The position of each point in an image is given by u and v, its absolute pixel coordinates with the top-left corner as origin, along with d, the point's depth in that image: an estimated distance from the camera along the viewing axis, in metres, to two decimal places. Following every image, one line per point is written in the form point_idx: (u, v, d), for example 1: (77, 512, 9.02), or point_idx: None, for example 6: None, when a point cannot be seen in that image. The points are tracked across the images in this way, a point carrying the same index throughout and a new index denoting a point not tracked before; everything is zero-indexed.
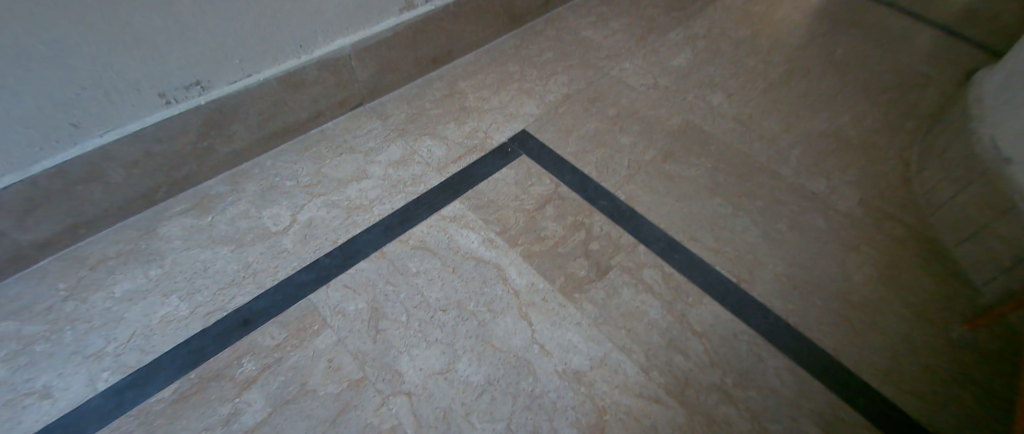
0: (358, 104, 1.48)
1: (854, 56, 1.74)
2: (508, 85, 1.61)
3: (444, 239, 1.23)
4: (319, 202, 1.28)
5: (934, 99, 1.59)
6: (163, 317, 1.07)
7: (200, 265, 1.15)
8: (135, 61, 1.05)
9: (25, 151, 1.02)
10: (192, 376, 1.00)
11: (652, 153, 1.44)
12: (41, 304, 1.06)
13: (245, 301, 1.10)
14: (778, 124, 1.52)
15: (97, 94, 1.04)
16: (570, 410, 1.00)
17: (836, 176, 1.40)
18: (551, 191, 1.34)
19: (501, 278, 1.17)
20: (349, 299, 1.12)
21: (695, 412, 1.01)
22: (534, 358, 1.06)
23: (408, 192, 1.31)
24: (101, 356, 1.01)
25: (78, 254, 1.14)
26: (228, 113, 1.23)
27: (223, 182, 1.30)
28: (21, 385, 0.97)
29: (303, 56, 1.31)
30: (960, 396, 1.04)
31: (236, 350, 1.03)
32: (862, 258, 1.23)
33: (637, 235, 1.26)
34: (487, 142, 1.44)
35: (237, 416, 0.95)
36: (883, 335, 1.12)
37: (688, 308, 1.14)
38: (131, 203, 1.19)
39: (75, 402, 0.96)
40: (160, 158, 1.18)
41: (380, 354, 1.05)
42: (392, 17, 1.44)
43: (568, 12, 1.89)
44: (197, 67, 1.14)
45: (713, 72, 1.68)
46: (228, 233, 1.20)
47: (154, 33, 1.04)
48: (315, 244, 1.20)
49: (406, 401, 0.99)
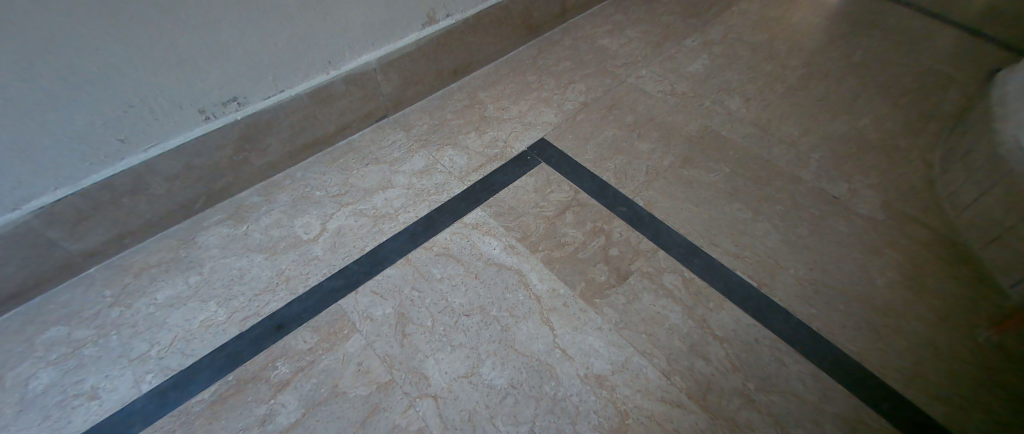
0: (382, 116, 1.53)
1: (874, 57, 1.73)
2: (527, 94, 1.64)
3: (466, 246, 1.26)
4: (347, 211, 1.32)
5: (957, 100, 1.57)
6: (203, 322, 1.12)
7: (236, 272, 1.20)
8: (178, 80, 1.11)
9: (78, 166, 1.09)
10: (230, 378, 1.05)
11: (670, 159, 1.45)
12: (89, 310, 1.13)
13: (279, 306, 1.15)
14: (797, 128, 1.52)
15: (143, 111, 1.10)
16: (592, 414, 1.02)
17: (857, 179, 1.39)
18: (569, 198, 1.36)
19: (524, 284, 1.19)
20: (377, 304, 1.16)
21: (717, 416, 1.02)
22: (556, 362, 1.08)
23: (432, 200, 1.35)
24: (144, 359, 1.07)
25: (122, 263, 1.21)
26: (262, 127, 1.29)
27: (256, 193, 1.35)
28: (71, 386, 1.03)
29: (332, 72, 1.36)
30: (988, 400, 1.03)
31: (270, 354, 1.08)
32: (887, 262, 1.23)
33: (656, 241, 1.28)
34: (507, 151, 1.47)
35: (271, 417, 1.00)
36: (907, 339, 1.11)
37: (710, 313, 1.15)
38: (171, 213, 1.25)
39: (121, 404, 1.01)
40: (200, 170, 1.24)
41: (407, 357, 1.08)
42: (416, 32, 1.49)
43: (584, 21, 1.92)
44: (235, 84, 1.20)
45: (730, 77, 1.68)
46: (262, 242, 1.26)
47: (196, 54, 1.10)
48: (344, 251, 1.25)
49: (433, 404, 1.02)
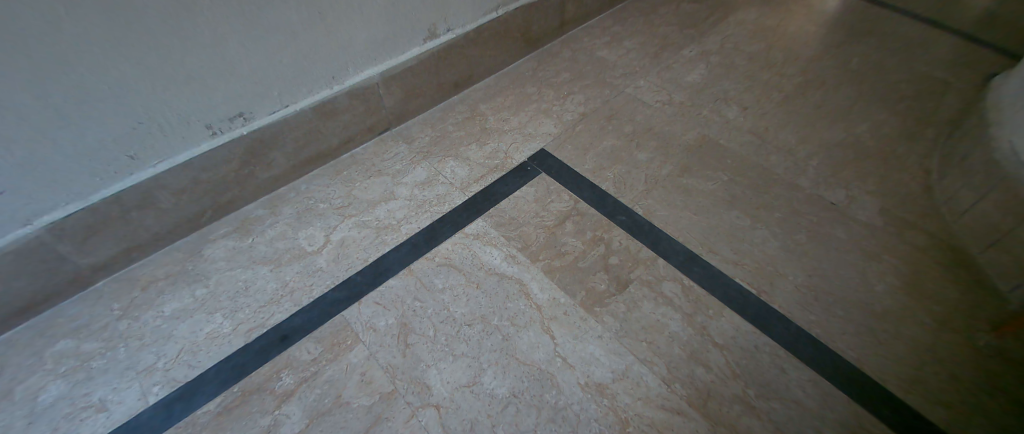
0: (385, 129, 1.56)
1: (870, 65, 1.75)
2: (527, 106, 1.67)
3: (467, 256, 1.28)
4: (350, 223, 1.34)
5: (953, 106, 1.58)
6: (209, 334, 1.14)
7: (242, 284, 1.22)
8: (185, 96, 1.14)
9: (88, 182, 1.12)
10: (235, 389, 1.06)
11: (668, 167, 1.47)
12: (97, 323, 1.15)
13: (284, 318, 1.17)
14: (795, 136, 1.54)
15: (152, 127, 1.13)
16: (593, 422, 1.02)
17: (855, 186, 1.40)
18: (569, 208, 1.38)
19: (525, 293, 1.21)
20: (380, 315, 1.17)
21: (717, 424, 1.02)
22: (557, 371, 1.09)
23: (433, 211, 1.37)
24: (152, 371, 1.08)
25: (131, 276, 1.23)
26: (268, 141, 1.32)
27: (262, 206, 1.38)
28: (80, 399, 1.04)
29: (335, 87, 1.39)
30: (990, 405, 1.03)
31: (275, 365, 1.09)
32: (886, 268, 1.23)
33: (655, 249, 1.29)
34: (507, 162, 1.49)
35: (276, 428, 1.01)
36: (907, 344, 1.11)
37: (709, 321, 1.16)
38: (178, 227, 1.28)
39: (128, 415, 1.03)
40: (206, 185, 1.27)
41: (409, 367, 1.09)
42: (417, 46, 1.52)
43: (583, 33, 1.95)
44: (241, 100, 1.23)
45: (727, 86, 1.70)
46: (268, 254, 1.28)
47: (203, 71, 1.13)
48: (347, 263, 1.27)
49: (435, 414, 1.03)
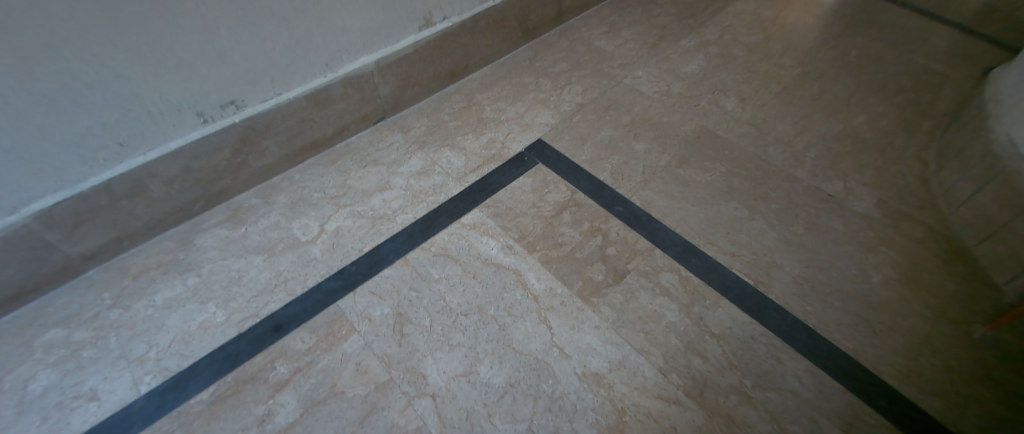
0: (380, 118, 1.54)
1: (868, 57, 1.74)
2: (524, 96, 1.65)
3: (464, 246, 1.27)
4: (345, 212, 1.33)
5: (951, 99, 1.58)
6: (202, 324, 1.13)
7: (235, 274, 1.20)
8: (176, 83, 1.12)
9: (77, 169, 1.10)
10: (228, 379, 1.05)
11: (666, 158, 1.46)
12: (88, 312, 1.13)
13: (277, 308, 1.16)
14: (793, 127, 1.53)
15: (141, 115, 1.11)
16: (589, 411, 1.02)
17: (853, 177, 1.40)
18: (566, 198, 1.37)
19: (521, 284, 1.20)
20: (375, 305, 1.16)
21: (714, 413, 1.02)
22: (553, 361, 1.08)
23: (429, 201, 1.36)
24: (143, 360, 1.07)
25: (121, 265, 1.21)
26: (261, 129, 1.30)
27: (255, 196, 1.36)
28: (70, 388, 1.03)
29: (329, 75, 1.37)
30: (985, 396, 1.04)
31: (268, 355, 1.08)
32: (883, 260, 1.23)
33: (653, 240, 1.28)
34: (504, 152, 1.48)
35: (270, 417, 1.00)
36: (903, 335, 1.12)
37: (706, 311, 1.16)
38: (169, 216, 1.26)
39: (120, 405, 1.02)
40: (198, 173, 1.25)
41: (404, 357, 1.08)
42: (413, 35, 1.50)
43: (581, 23, 1.93)
44: (233, 87, 1.21)
45: (725, 77, 1.70)
46: (261, 243, 1.26)
47: (194, 57, 1.11)
48: (342, 252, 1.25)
49: (431, 403, 1.03)
